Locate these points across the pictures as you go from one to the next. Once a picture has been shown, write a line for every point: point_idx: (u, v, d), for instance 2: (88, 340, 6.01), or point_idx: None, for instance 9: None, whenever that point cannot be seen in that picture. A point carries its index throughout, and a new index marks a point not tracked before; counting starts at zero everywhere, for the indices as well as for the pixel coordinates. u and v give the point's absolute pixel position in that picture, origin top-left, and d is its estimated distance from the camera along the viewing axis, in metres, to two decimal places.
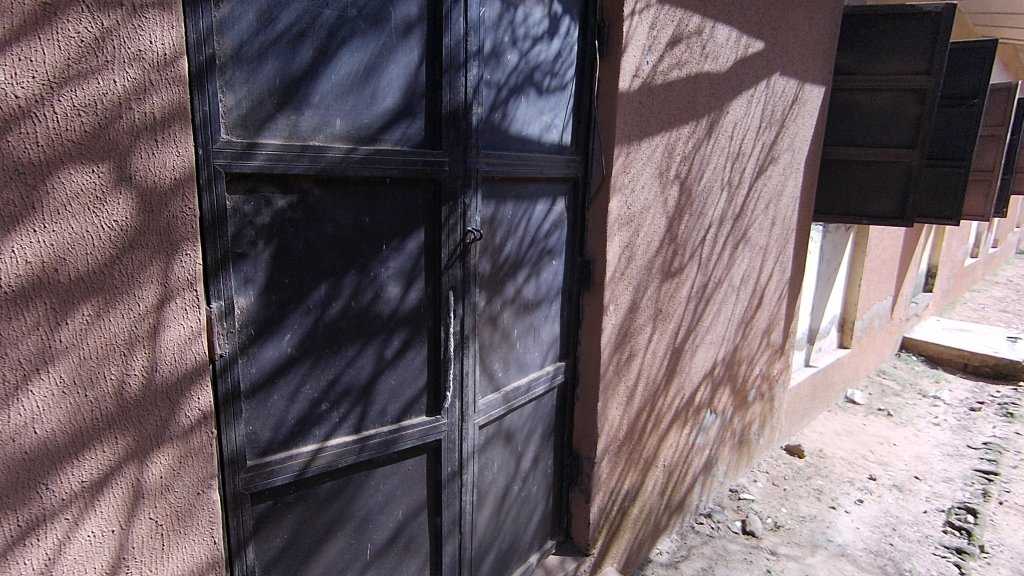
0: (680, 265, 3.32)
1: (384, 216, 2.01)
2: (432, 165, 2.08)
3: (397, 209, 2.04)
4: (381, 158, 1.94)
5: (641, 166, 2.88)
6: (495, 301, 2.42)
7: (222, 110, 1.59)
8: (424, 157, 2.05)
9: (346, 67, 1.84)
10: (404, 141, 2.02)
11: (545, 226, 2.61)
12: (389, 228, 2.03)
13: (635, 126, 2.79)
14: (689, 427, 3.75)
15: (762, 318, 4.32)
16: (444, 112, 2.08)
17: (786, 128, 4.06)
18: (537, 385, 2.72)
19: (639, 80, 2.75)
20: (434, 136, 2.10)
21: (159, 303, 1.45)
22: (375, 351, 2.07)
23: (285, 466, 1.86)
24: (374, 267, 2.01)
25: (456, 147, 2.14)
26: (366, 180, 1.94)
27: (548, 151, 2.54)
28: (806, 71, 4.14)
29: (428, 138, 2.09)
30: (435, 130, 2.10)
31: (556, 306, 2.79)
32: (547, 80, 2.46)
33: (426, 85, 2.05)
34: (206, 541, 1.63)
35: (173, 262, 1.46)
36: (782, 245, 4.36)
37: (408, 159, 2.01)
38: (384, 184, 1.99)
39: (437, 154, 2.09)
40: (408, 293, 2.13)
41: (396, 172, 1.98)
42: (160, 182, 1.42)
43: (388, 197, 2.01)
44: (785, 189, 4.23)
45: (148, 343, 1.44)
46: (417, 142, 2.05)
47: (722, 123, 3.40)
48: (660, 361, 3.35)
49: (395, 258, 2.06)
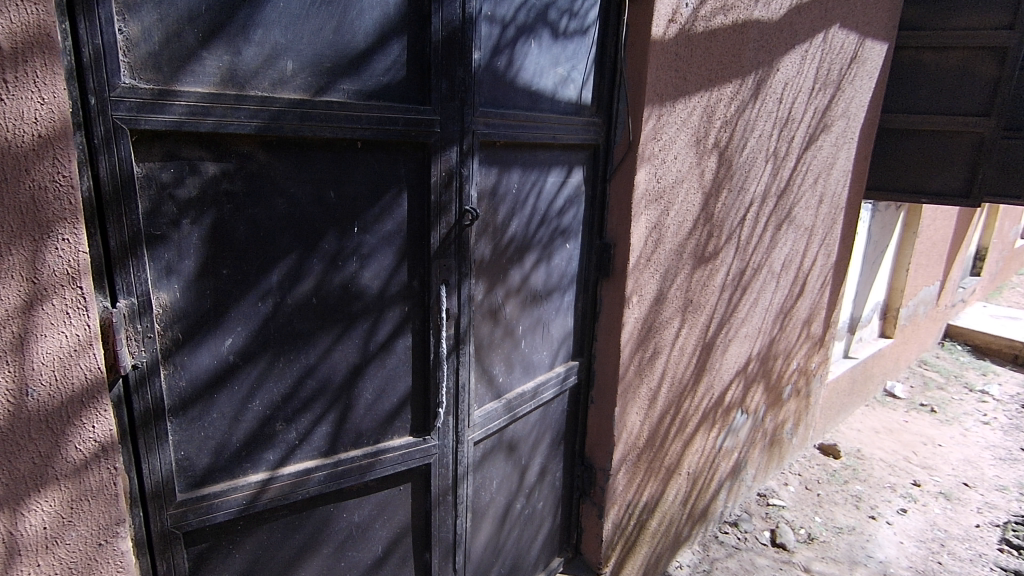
0: (714, 250, 2.87)
1: (353, 191, 1.53)
2: (417, 126, 1.55)
3: (371, 181, 1.55)
4: (346, 117, 1.44)
5: (675, 132, 2.42)
6: (497, 292, 1.97)
7: (122, 43, 1.18)
8: (405, 115, 1.53)
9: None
10: (381, 91, 1.50)
11: (558, 202, 2.16)
12: (361, 205, 1.55)
13: (668, 83, 2.31)
14: (717, 430, 3.35)
15: (802, 308, 3.86)
16: (435, 53, 1.54)
17: (842, 91, 3.51)
18: (545, 390, 2.32)
19: (676, 27, 2.26)
20: (421, 87, 1.57)
21: (25, 304, 1.08)
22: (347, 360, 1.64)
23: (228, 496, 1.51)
24: (342, 254, 1.56)
25: (449, 102, 1.60)
26: (327, 143, 1.46)
27: (562, 110, 2.07)
28: (868, 24, 3.55)
29: (413, 89, 1.56)
30: (422, 79, 1.56)
31: (570, 296, 2.37)
32: (564, 22, 1.97)
33: (410, 15, 1.51)
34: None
35: (43, 250, 1.08)
36: (829, 226, 3.86)
37: (384, 116, 1.50)
38: (353, 149, 1.50)
39: (424, 111, 1.56)
40: (389, 287, 1.66)
41: (367, 134, 1.49)
42: (16, 140, 1.02)
43: (360, 165, 1.52)
44: (837, 162, 3.71)
45: (13, 359, 1.08)
46: (398, 93, 1.53)
47: (771, 83, 2.89)
48: (688, 359, 2.93)
49: (369, 245, 1.59)
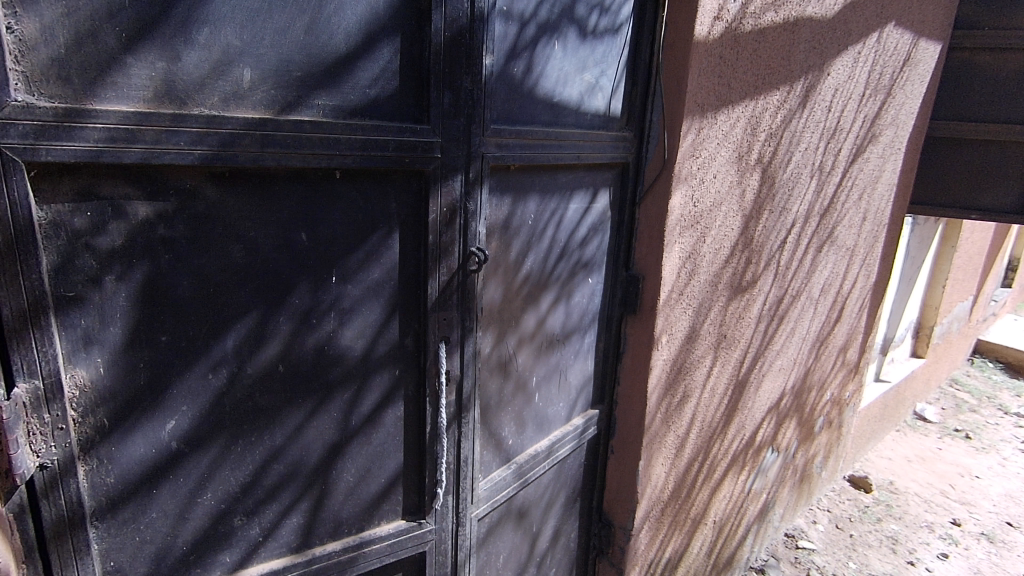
0: (752, 278, 2.54)
1: (331, 232, 1.21)
2: (413, 150, 1.23)
3: (354, 218, 1.23)
4: (321, 140, 1.12)
5: (715, 148, 2.08)
6: (507, 341, 1.66)
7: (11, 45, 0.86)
8: (397, 137, 1.21)
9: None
10: (367, 107, 1.18)
11: (581, 231, 1.84)
12: (341, 248, 1.23)
13: (711, 91, 1.97)
14: (746, 472, 3.04)
15: (839, 335, 3.53)
16: (436, 59, 1.21)
17: (893, 97, 3.16)
18: (561, 446, 2.01)
19: (722, 25, 1.92)
20: (418, 101, 1.24)
21: None
22: (323, 437, 1.33)
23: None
24: (316, 310, 1.24)
25: (453, 120, 1.27)
26: (296, 173, 1.14)
27: (588, 124, 1.74)
28: (923, 22, 3.19)
29: (409, 104, 1.24)
30: (420, 91, 1.24)
31: (591, 337, 2.06)
32: (594, 18, 1.64)
33: (405, 9, 1.18)
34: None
35: None
36: (870, 245, 3.52)
37: (371, 138, 1.17)
38: (331, 181, 1.18)
39: (421, 132, 1.23)
40: (376, 348, 1.34)
41: (349, 162, 1.16)
42: None
43: (339, 200, 1.20)
44: (883, 175, 3.36)
45: None
46: (389, 109, 1.20)
47: (821, 90, 2.54)
48: (719, 400, 2.61)
49: (352, 297, 1.28)
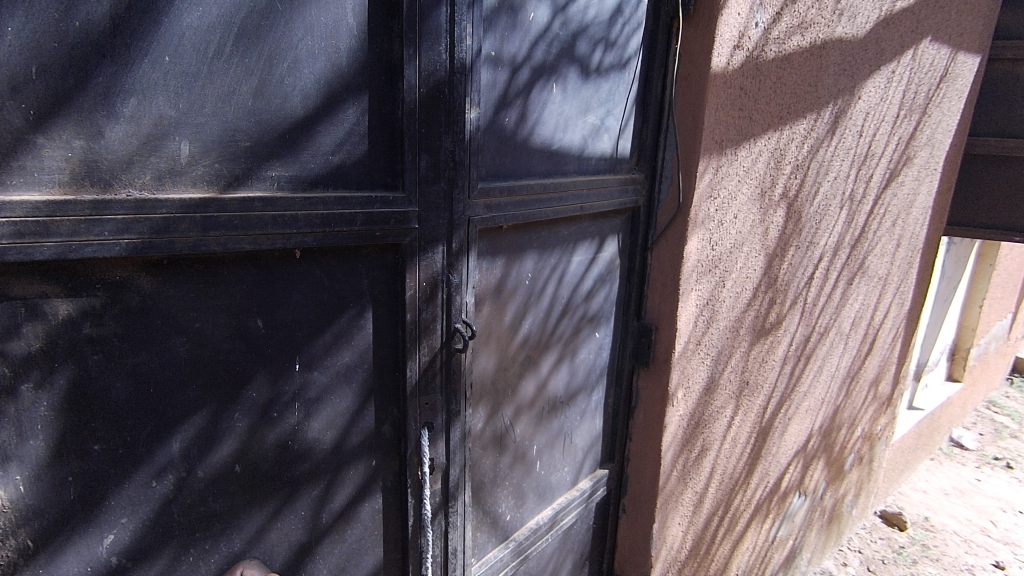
0: (775, 319, 2.34)
1: (291, 317, 1.06)
2: (384, 223, 1.09)
3: (318, 300, 1.08)
4: (275, 219, 0.97)
5: (735, 186, 1.90)
6: (502, 413, 1.49)
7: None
8: (366, 210, 1.06)
9: (191, 32, 0.87)
10: (330, 175, 1.03)
11: (586, 284, 1.67)
12: (304, 333, 1.08)
13: (730, 126, 1.78)
14: (770, 520, 2.82)
15: (870, 368, 3.30)
16: (409, 120, 1.07)
17: (929, 116, 2.94)
18: (567, 514, 1.83)
19: (742, 54, 1.73)
20: (390, 166, 1.10)
21: None
22: (290, 539, 1.16)
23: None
24: (278, 403, 1.09)
25: (431, 186, 1.13)
26: (248, 256, 0.99)
27: (593, 169, 1.57)
28: (962, 34, 2.96)
29: (379, 169, 1.09)
30: (392, 155, 1.10)
31: (599, 393, 1.88)
32: (598, 54, 1.47)
33: (372, 63, 1.04)
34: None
35: None
36: (904, 272, 3.29)
37: (336, 213, 1.03)
38: (289, 261, 1.03)
39: (394, 202, 1.09)
40: (348, 437, 1.19)
41: (309, 240, 1.01)
42: None
43: (300, 282, 1.05)
44: (918, 198, 3.13)
45: None
46: (355, 176, 1.06)
47: (851, 114, 2.34)
48: (741, 450, 2.42)
49: (319, 386, 1.13)
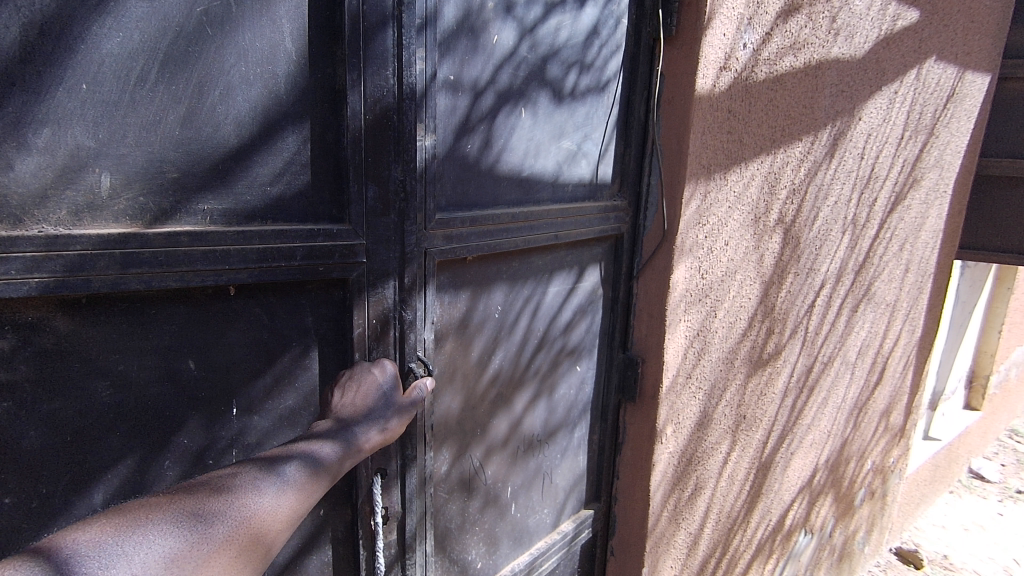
0: (774, 349, 2.23)
1: (226, 357, 0.99)
2: (328, 258, 1.02)
3: (257, 340, 1.02)
4: (205, 255, 0.90)
5: (726, 212, 1.81)
6: (471, 453, 1.41)
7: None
8: (307, 243, 1.00)
9: (113, 58, 0.81)
10: (268, 208, 0.97)
11: (564, 316, 1.59)
12: (241, 375, 1.02)
13: (719, 150, 1.70)
14: (774, 560, 2.67)
15: (880, 398, 3.15)
16: (354, 150, 1.01)
17: (936, 137, 2.84)
18: (547, 558, 1.73)
19: (730, 75, 1.66)
20: (336, 198, 1.05)
21: None
22: None
23: (194, 501, 0.76)
24: (214, 453, 1.01)
25: (379, 218, 1.07)
26: (177, 294, 0.92)
27: (569, 196, 1.50)
28: (969, 53, 2.87)
29: (323, 201, 1.04)
30: (337, 186, 1.05)
31: (582, 429, 1.79)
32: (572, 77, 1.41)
33: (313, 90, 0.99)
34: (364, 454, 1.02)
35: None
36: (915, 298, 3.15)
37: (274, 248, 0.96)
38: (223, 298, 0.97)
39: (339, 235, 1.03)
40: None
41: (244, 277, 0.95)
42: None
43: (237, 320, 0.99)
44: (927, 221, 3.01)
45: None
46: (296, 208, 1.00)
47: (851, 136, 2.25)
48: (740, 487, 2.29)
49: (260, 431, 1.06)
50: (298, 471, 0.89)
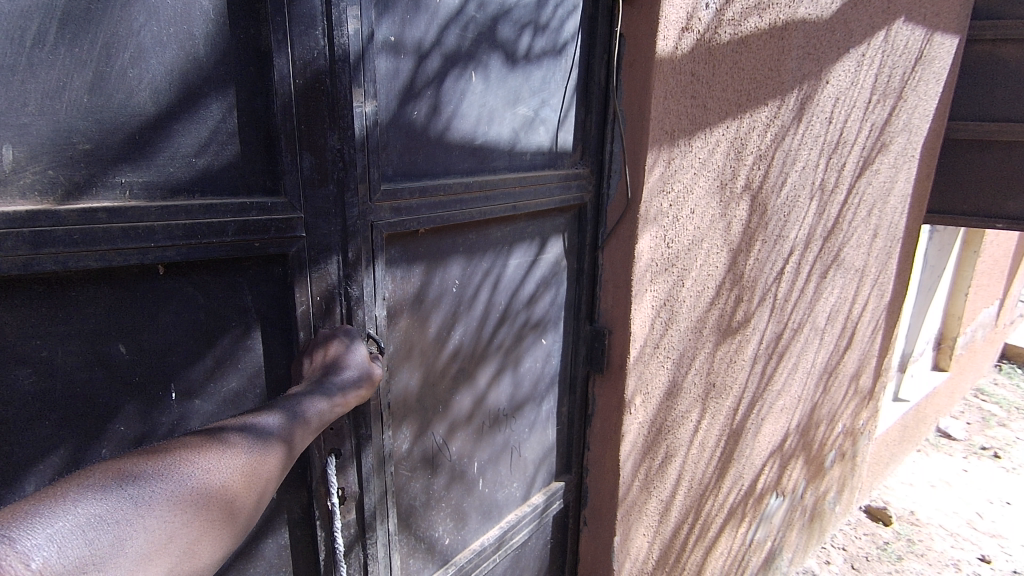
0: (742, 317, 2.24)
1: (160, 341, 0.94)
2: (264, 233, 0.98)
3: (192, 321, 0.97)
4: (126, 232, 0.84)
5: (691, 179, 1.77)
6: (433, 430, 1.39)
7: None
8: (239, 218, 0.94)
9: (3, 16, 0.73)
10: (195, 180, 0.92)
11: (527, 289, 1.56)
12: (177, 358, 0.97)
13: (682, 115, 1.66)
14: (746, 523, 2.73)
15: (849, 362, 3.20)
16: (285, 117, 0.97)
17: (904, 101, 2.83)
18: (518, 532, 1.73)
19: (692, 37, 1.61)
20: (270, 169, 0.99)
21: None
22: None
23: (148, 466, 0.70)
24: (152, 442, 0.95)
25: (318, 189, 1.03)
26: (99, 275, 0.86)
27: (528, 165, 1.46)
28: (938, 15, 2.85)
29: (256, 172, 0.98)
30: (271, 156, 0.99)
31: (550, 402, 1.78)
32: (526, 39, 1.36)
33: (236, 52, 0.93)
34: (313, 429, 0.94)
35: None
36: (883, 262, 3.18)
37: (204, 223, 0.91)
38: (152, 278, 0.91)
39: (274, 209, 0.98)
40: None
41: (171, 255, 0.89)
42: None
43: (169, 301, 0.94)
44: (896, 186, 3.02)
45: None
46: (226, 180, 0.95)
47: (819, 100, 2.23)
48: (711, 453, 2.32)
49: (204, 416, 1.01)
50: (256, 444, 0.83)
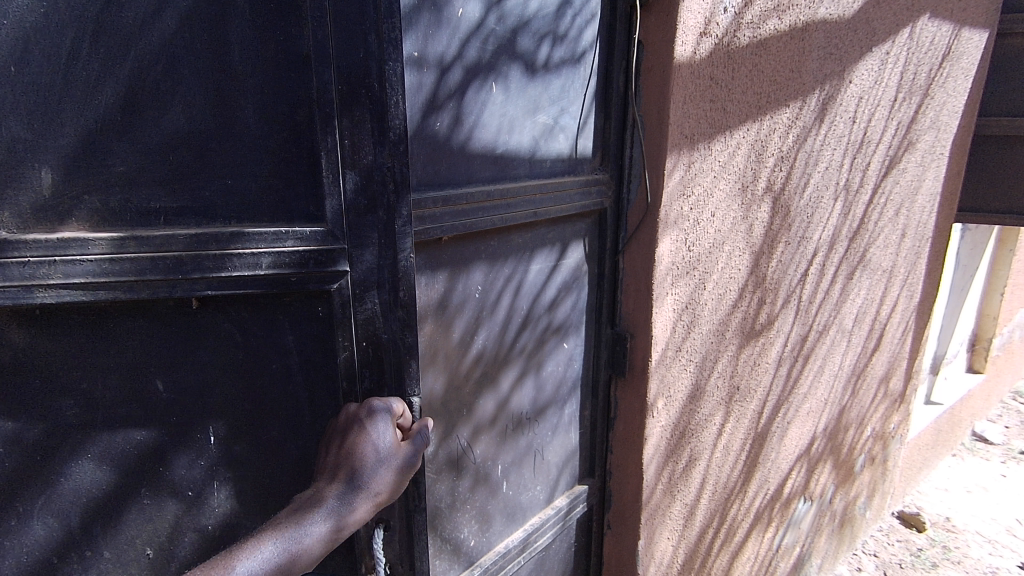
0: (766, 320, 2.22)
1: (195, 363, 0.97)
2: (301, 263, 0.98)
3: (228, 350, 0.99)
4: (154, 263, 0.88)
5: (711, 182, 1.77)
6: (458, 433, 1.42)
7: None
8: (274, 248, 0.96)
9: (43, 40, 0.80)
10: (231, 208, 0.95)
11: (548, 294, 1.59)
12: (215, 382, 0.99)
13: (701, 119, 1.67)
14: (773, 528, 2.70)
15: (878, 365, 3.14)
16: (327, 137, 0.96)
17: (932, 98, 2.78)
18: (541, 535, 1.74)
19: (711, 41, 1.62)
20: (312, 190, 0.99)
21: None
22: None
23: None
24: (181, 468, 0.98)
25: (363, 215, 1.00)
26: (134, 306, 0.90)
27: (548, 172, 1.48)
28: (965, 9, 2.79)
29: (298, 196, 0.99)
30: (313, 178, 0.99)
31: (572, 406, 1.80)
32: (545, 49, 1.39)
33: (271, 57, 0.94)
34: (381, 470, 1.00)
35: None
36: (913, 263, 3.12)
37: (235, 254, 0.93)
38: (187, 310, 0.94)
39: (311, 237, 0.98)
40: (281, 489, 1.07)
41: (202, 286, 0.92)
42: None
43: (205, 332, 0.96)
44: (924, 184, 2.97)
45: None
46: (265, 206, 0.97)
47: (841, 99, 2.20)
48: (735, 457, 2.30)
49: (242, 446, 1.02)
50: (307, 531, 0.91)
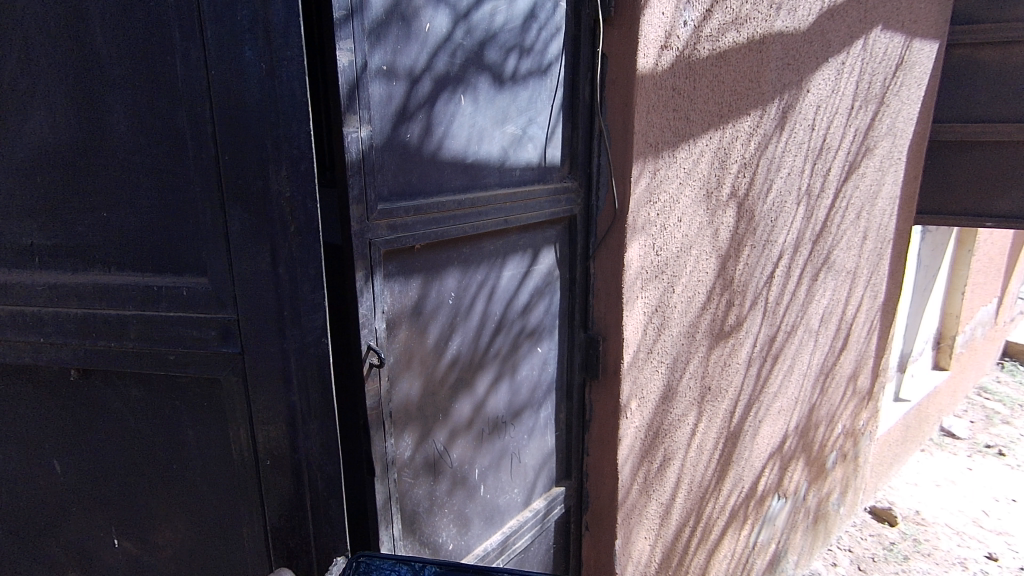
0: (734, 321, 2.29)
1: (68, 404, 1.19)
2: (166, 321, 1.12)
3: (98, 400, 1.19)
4: (28, 327, 1.14)
5: (676, 189, 1.83)
6: (435, 437, 1.44)
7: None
8: (136, 310, 1.12)
9: None
10: (105, 273, 1.12)
11: (521, 299, 1.63)
12: (90, 421, 1.20)
13: (666, 128, 1.73)
14: (749, 525, 2.76)
15: (846, 364, 3.24)
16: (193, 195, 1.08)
17: (887, 105, 2.90)
18: (520, 537, 1.77)
19: (672, 54, 1.69)
20: (189, 240, 1.10)
21: None
22: None
23: None
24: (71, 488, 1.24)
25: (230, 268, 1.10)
26: (18, 368, 1.18)
27: (518, 180, 1.53)
28: (916, 22, 2.93)
29: (171, 252, 1.11)
30: (181, 235, 1.11)
31: (548, 408, 1.83)
32: (512, 62, 1.43)
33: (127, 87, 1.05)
34: None
35: None
36: (875, 264, 3.24)
37: (98, 317, 1.13)
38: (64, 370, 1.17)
39: (177, 293, 1.11)
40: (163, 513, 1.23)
41: (68, 347, 1.15)
42: None
43: (80, 386, 1.18)
44: (883, 188, 3.09)
45: None
46: (137, 265, 1.12)
47: (800, 108, 2.30)
48: (709, 456, 2.36)
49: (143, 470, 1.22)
50: None
